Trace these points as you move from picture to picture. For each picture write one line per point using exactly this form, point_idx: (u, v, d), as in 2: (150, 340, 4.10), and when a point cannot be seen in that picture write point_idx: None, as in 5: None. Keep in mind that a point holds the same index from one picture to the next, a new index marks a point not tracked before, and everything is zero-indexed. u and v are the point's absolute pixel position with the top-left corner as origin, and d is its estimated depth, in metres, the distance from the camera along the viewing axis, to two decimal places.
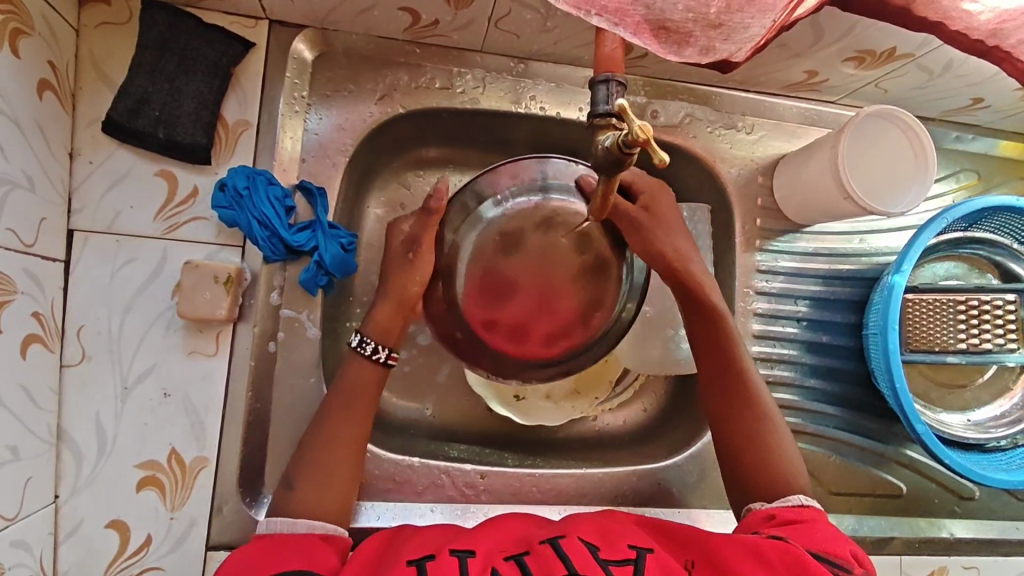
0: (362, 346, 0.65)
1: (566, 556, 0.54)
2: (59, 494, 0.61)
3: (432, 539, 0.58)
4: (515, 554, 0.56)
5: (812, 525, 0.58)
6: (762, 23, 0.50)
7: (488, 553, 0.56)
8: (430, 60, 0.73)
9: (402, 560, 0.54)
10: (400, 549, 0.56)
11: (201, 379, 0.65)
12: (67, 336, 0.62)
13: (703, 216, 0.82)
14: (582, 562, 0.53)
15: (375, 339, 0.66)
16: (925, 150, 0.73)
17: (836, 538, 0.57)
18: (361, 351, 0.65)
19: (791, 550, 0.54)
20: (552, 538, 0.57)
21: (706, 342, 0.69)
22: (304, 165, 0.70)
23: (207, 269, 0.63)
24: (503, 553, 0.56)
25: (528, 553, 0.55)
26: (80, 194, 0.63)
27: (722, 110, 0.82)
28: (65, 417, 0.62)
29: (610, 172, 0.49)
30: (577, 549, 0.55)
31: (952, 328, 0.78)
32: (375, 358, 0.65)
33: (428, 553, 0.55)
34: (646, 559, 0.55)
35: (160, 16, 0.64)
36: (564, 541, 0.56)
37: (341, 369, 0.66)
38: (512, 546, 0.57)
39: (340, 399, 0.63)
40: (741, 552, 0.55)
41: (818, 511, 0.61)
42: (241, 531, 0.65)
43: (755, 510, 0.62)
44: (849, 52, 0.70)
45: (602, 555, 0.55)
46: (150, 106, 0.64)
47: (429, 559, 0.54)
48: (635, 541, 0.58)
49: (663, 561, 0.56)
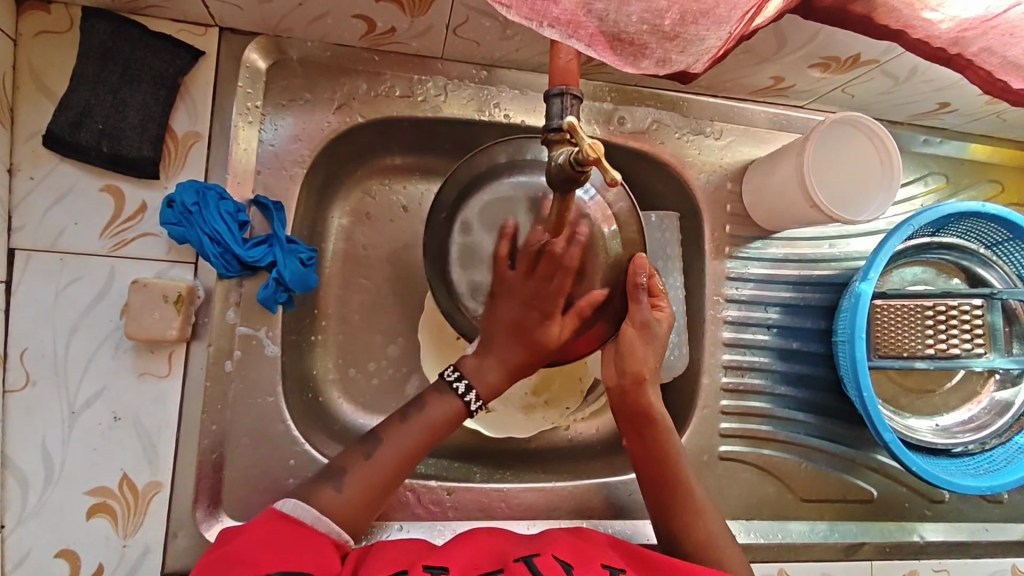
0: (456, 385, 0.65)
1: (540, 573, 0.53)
2: (4, 525, 0.59)
3: (404, 552, 0.57)
4: (489, 572, 0.55)
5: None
6: (718, 35, 0.49)
7: (462, 569, 0.55)
8: (390, 68, 0.71)
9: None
10: (376, 558, 0.55)
11: (153, 401, 0.63)
12: (9, 360, 0.59)
13: (671, 224, 0.82)
14: None
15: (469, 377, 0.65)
16: (891, 156, 0.73)
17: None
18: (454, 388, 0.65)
19: None
20: (527, 556, 0.56)
21: (641, 446, 0.68)
22: (260, 178, 0.68)
23: (156, 287, 0.61)
24: (478, 570, 0.55)
25: (502, 572, 0.54)
26: (21, 211, 0.60)
27: (690, 116, 0.81)
28: (8, 444, 0.59)
29: (565, 189, 0.48)
30: (551, 565, 0.54)
31: (920, 334, 0.78)
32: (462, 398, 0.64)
33: (400, 569, 0.53)
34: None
35: (102, 25, 0.62)
36: (539, 559, 0.55)
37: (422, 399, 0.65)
38: (487, 563, 0.57)
39: (425, 421, 0.63)
40: None
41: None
42: (199, 556, 0.63)
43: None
44: (814, 58, 0.69)
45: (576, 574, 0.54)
46: (94, 119, 0.62)
47: (401, 574, 0.52)
48: (609, 561, 0.58)
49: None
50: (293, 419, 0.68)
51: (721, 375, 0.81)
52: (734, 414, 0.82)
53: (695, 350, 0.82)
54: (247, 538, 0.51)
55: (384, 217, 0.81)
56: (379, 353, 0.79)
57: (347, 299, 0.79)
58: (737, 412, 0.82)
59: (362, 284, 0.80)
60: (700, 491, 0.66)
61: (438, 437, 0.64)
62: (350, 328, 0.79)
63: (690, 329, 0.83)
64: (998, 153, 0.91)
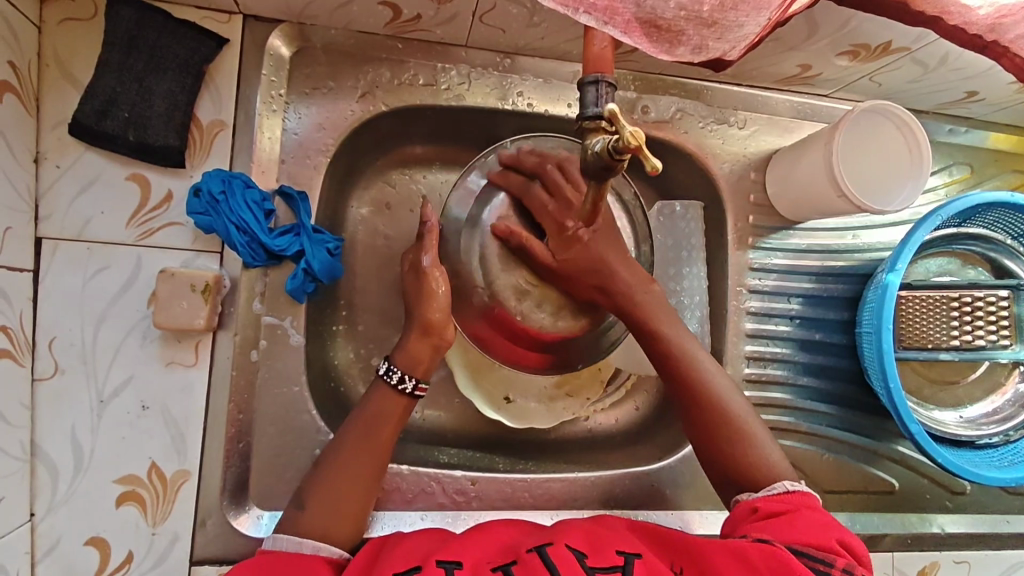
0: (388, 375, 0.64)
1: (551, 564, 0.53)
2: (34, 513, 0.59)
3: (418, 547, 0.57)
4: (502, 564, 0.54)
5: (794, 516, 0.58)
6: (757, 21, 0.48)
7: (476, 564, 0.55)
8: (413, 56, 0.70)
9: (389, 572, 0.53)
10: (387, 558, 0.55)
11: (180, 391, 0.63)
12: (38, 349, 0.59)
13: (695, 212, 0.83)
14: (569, 571, 0.52)
15: (401, 367, 0.64)
16: (920, 147, 0.72)
17: (821, 526, 0.57)
18: (388, 379, 0.64)
19: (771, 550, 0.54)
20: (539, 546, 0.56)
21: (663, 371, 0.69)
22: (284, 167, 0.68)
23: (183, 277, 0.61)
24: (491, 563, 0.55)
25: (514, 563, 0.54)
26: (48, 200, 0.60)
27: (714, 105, 0.80)
28: (38, 432, 0.59)
29: (600, 177, 0.47)
30: (564, 558, 0.54)
31: (945, 326, 0.77)
32: (400, 388, 0.64)
33: (415, 565, 0.53)
34: (633, 566, 0.55)
35: (127, 11, 0.61)
36: (551, 549, 0.55)
37: (366, 397, 0.65)
38: (499, 556, 0.56)
39: (369, 416, 0.63)
40: (726, 558, 0.55)
41: (805, 496, 0.61)
42: (227, 545, 0.63)
43: (743, 500, 0.63)
44: (844, 45, 0.68)
45: (589, 563, 0.54)
46: (119, 107, 0.61)
47: (416, 570, 0.52)
48: (622, 546, 0.58)
49: (651, 566, 0.56)
50: (317, 410, 0.68)
51: (743, 366, 0.81)
52: (755, 405, 0.81)
53: (717, 342, 0.81)
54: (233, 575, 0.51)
55: (404, 207, 0.81)
56: None
57: (369, 289, 0.79)
58: (759, 404, 0.81)
59: (384, 274, 0.79)
60: (725, 387, 0.67)
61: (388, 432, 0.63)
62: (372, 318, 0.78)
63: (712, 320, 0.82)
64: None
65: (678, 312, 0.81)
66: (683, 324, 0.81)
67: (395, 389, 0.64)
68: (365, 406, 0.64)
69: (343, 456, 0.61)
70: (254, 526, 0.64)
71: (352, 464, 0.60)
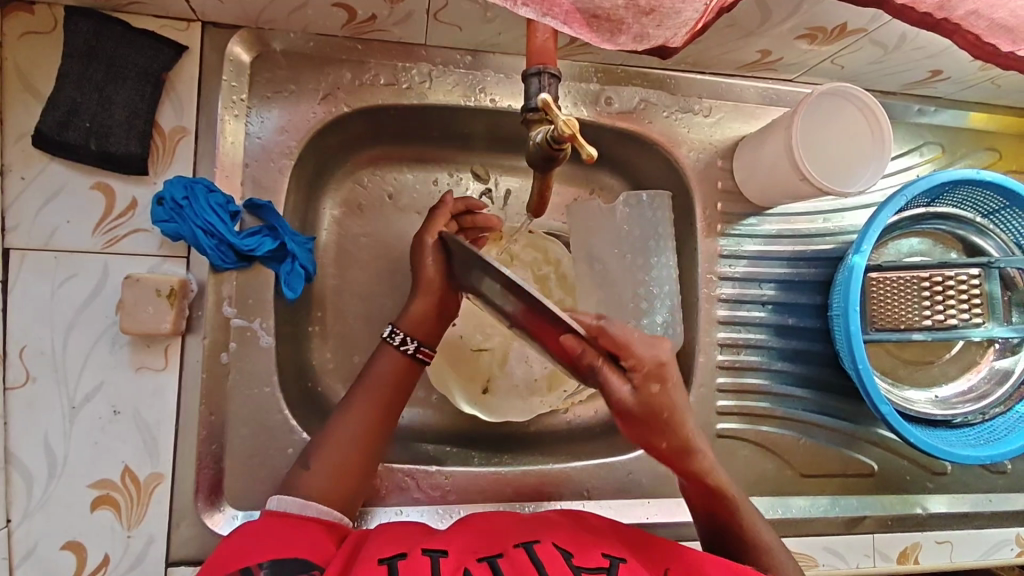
0: (392, 337, 0.67)
1: (539, 562, 0.53)
2: (10, 519, 0.60)
3: (401, 537, 0.57)
4: (488, 555, 0.54)
5: None
6: (694, 7, 0.49)
7: (460, 554, 0.54)
8: (374, 56, 0.71)
9: (377, 553, 0.53)
10: (376, 539, 0.55)
11: (151, 394, 0.64)
12: (8, 358, 0.60)
13: (662, 203, 0.79)
14: (553, 567, 0.52)
15: (404, 330, 0.68)
16: (880, 124, 0.72)
17: None
18: (391, 341, 0.67)
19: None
20: (526, 543, 0.56)
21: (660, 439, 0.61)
22: (248, 170, 0.68)
23: (148, 283, 0.62)
24: (476, 554, 0.54)
25: (501, 556, 0.54)
26: (13, 211, 0.61)
27: (678, 94, 0.80)
28: (12, 440, 0.60)
29: (545, 167, 0.49)
30: (551, 556, 0.54)
31: (917, 305, 0.77)
32: (403, 349, 0.67)
33: (399, 552, 0.53)
34: (618, 568, 0.54)
35: (85, 23, 0.62)
36: (538, 546, 0.55)
37: (377, 358, 0.67)
38: (484, 547, 0.56)
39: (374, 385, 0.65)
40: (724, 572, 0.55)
41: None
42: (203, 545, 0.64)
43: None
44: (800, 29, 0.68)
45: (575, 561, 0.54)
46: (81, 118, 0.62)
47: (401, 558, 0.52)
48: (608, 548, 0.57)
49: (635, 569, 0.55)
50: (290, 409, 0.69)
51: (717, 353, 0.81)
52: (730, 391, 0.81)
53: (689, 330, 0.82)
54: (241, 535, 0.53)
55: (375, 207, 0.81)
56: (374, 342, 0.80)
57: (341, 289, 0.79)
58: (734, 390, 0.81)
59: (357, 273, 0.80)
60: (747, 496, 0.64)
61: (392, 404, 0.65)
62: (345, 317, 0.79)
63: (684, 308, 0.82)
64: (996, 120, 0.90)
65: (648, 301, 0.78)
66: (652, 313, 0.78)
67: (399, 350, 0.67)
68: (371, 371, 0.66)
69: (340, 431, 0.63)
70: (228, 525, 0.65)
71: (344, 449, 0.62)
